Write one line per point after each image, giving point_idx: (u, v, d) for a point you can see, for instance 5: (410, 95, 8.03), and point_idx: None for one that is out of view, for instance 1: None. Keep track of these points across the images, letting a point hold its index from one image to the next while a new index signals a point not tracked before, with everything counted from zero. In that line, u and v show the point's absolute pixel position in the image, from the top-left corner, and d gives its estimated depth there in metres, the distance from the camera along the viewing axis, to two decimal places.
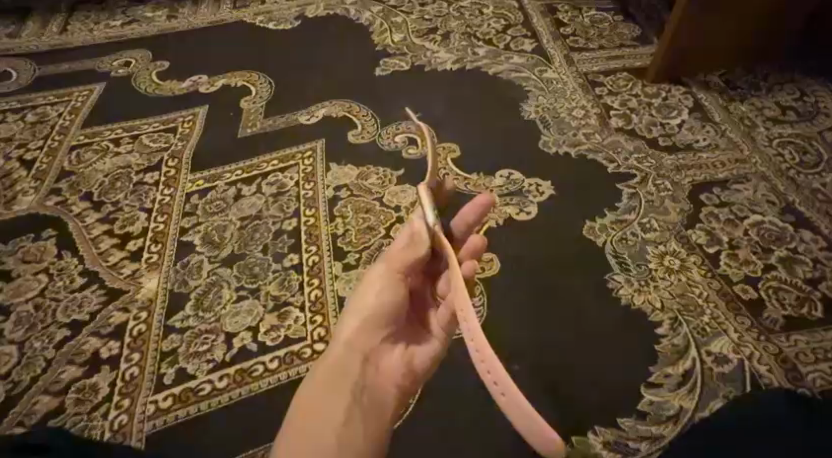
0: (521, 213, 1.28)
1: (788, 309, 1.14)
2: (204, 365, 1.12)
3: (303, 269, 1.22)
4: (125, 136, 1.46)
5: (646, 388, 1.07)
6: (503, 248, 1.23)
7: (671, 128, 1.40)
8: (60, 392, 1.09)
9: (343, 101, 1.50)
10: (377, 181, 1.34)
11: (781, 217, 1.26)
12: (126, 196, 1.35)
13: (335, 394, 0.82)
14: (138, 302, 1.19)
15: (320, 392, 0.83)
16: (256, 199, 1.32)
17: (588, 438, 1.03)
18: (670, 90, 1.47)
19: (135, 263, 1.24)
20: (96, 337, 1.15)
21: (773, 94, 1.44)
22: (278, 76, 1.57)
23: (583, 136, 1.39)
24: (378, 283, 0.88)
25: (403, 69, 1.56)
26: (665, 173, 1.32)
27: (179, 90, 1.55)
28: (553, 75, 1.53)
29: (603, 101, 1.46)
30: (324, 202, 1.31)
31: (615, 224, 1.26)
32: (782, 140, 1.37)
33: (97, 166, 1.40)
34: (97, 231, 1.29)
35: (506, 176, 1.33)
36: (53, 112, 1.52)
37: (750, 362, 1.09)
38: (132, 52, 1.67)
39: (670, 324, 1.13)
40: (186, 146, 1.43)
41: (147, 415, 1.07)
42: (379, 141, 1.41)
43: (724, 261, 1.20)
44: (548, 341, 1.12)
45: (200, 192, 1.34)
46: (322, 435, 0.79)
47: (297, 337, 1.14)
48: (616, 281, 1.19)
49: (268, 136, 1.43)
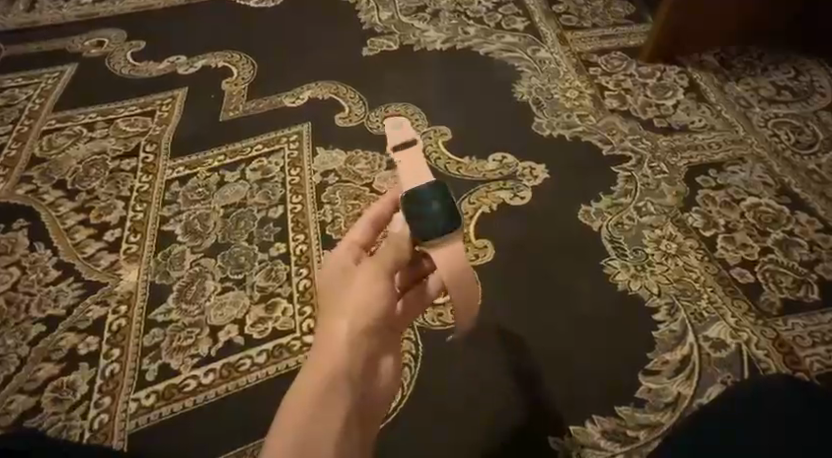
0: (515, 197, 1.24)
1: (786, 293, 1.12)
2: (188, 361, 1.07)
3: (291, 258, 1.17)
4: (99, 120, 1.39)
5: (643, 376, 1.05)
6: (497, 234, 1.20)
7: (665, 109, 1.36)
8: (36, 391, 1.04)
9: (330, 82, 1.44)
10: (367, 165, 1.29)
11: (778, 199, 1.23)
12: (101, 184, 1.28)
13: (333, 391, 0.80)
14: (118, 296, 1.14)
15: (319, 387, 0.80)
16: (240, 186, 1.27)
17: (587, 427, 1.00)
18: (665, 70, 1.43)
19: (114, 255, 1.19)
20: (74, 333, 1.10)
21: (768, 74, 1.42)
22: (261, 57, 1.51)
23: (577, 118, 1.36)
24: (374, 283, 0.89)
25: (391, 49, 1.51)
26: (660, 155, 1.29)
27: (156, 71, 1.48)
28: (546, 55, 1.49)
29: (597, 81, 1.42)
30: (311, 188, 1.26)
31: (611, 208, 1.23)
32: (778, 121, 1.34)
33: (70, 152, 1.34)
34: (72, 221, 1.23)
35: (499, 160, 1.30)
36: (22, 96, 1.45)
37: (748, 347, 1.07)
38: (104, 31, 1.59)
39: (667, 310, 1.11)
40: (164, 130, 1.36)
41: (129, 414, 1.02)
42: (367, 125, 1.36)
43: (721, 245, 1.18)
44: (546, 329, 1.09)
45: (181, 178, 1.29)
46: (322, 428, 0.77)
47: (285, 330, 1.10)
48: (612, 266, 1.16)
49: (252, 120, 1.37)
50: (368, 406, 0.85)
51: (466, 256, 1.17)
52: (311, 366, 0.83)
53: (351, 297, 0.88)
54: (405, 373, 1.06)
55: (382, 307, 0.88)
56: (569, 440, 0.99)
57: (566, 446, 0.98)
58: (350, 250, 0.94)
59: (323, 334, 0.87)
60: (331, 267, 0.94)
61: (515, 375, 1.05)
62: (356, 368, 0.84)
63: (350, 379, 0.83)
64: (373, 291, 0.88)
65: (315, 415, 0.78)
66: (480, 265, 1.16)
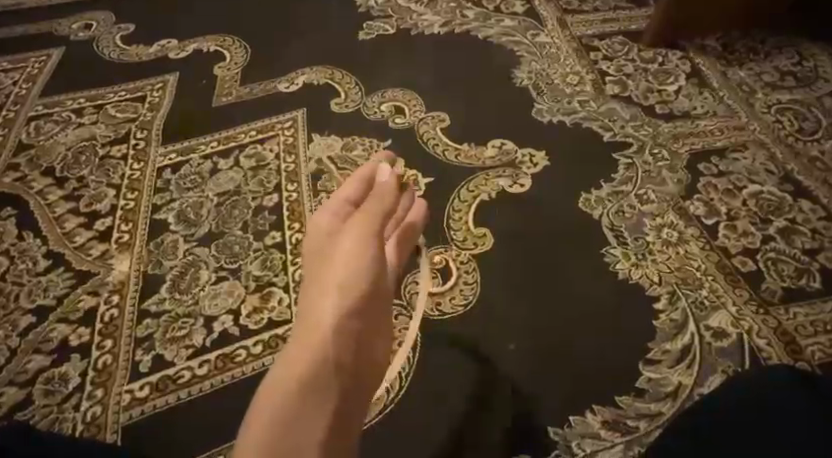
0: (514, 185, 1.22)
1: (787, 281, 1.10)
2: (182, 352, 1.05)
3: (286, 247, 1.15)
4: (88, 106, 1.36)
5: (643, 366, 1.03)
6: (496, 222, 1.18)
7: (668, 94, 1.34)
8: (27, 383, 1.02)
9: (325, 67, 1.41)
10: (363, 152, 1.27)
11: (780, 186, 1.20)
12: (91, 171, 1.25)
13: (319, 383, 0.73)
14: (110, 286, 1.12)
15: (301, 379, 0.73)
16: (234, 174, 1.24)
17: (586, 418, 0.99)
18: (667, 55, 1.41)
19: (105, 244, 1.16)
20: (65, 323, 1.07)
21: (771, 59, 1.39)
22: (254, 41, 1.47)
23: (578, 104, 1.33)
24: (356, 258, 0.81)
25: (387, 32, 1.48)
26: (662, 141, 1.27)
27: (146, 55, 1.45)
28: (546, 39, 1.46)
29: (598, 67, 1.39)
30: (306, 175, 1.24)
31: (612, 195, 1.20)
32: (781, 107, 1.31)
33: (58, 138, 1.30)
34: (61, 210, 1.20)
35: (498, 146, 1.27)
36: (8, 81, 1.41)
37: (749, 337, 1.05)
38: (93, 14, 1.55)
39: (669, 299, 1.09)
40: (156, 116, 1.33)
41: (123, 406, 1.00)
42: (363, 111, 1.33)
43: (722, 233, 1.15)
44: (547, 319, 1.08)
45: (173, 166, 1.26)
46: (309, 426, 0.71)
47: (281, 320, 1.08)
48: (613, 255, 1.14)
49: (245, 105, 1.34)
50: (359, 394, 0.77)
51: (465, 245, 1.15)
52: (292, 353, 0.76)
53: (332, 279, 0.80)
54: (402, 363, 1.04)
55: (365, 287, 0.80)
56: (568, 431, 0.97)
57: (566, 436, 0.97)
58: (336, 213, 0.87)
59: (303, 323, 0.79)
60: (310, 246, 0.87)
61: (515, 365, 1.04)
62: (340, 358, 0.76)
63: (331, 371, 0.74)
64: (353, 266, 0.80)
65: (297, 413, 0.71)
66: (479, 253, 1.14)
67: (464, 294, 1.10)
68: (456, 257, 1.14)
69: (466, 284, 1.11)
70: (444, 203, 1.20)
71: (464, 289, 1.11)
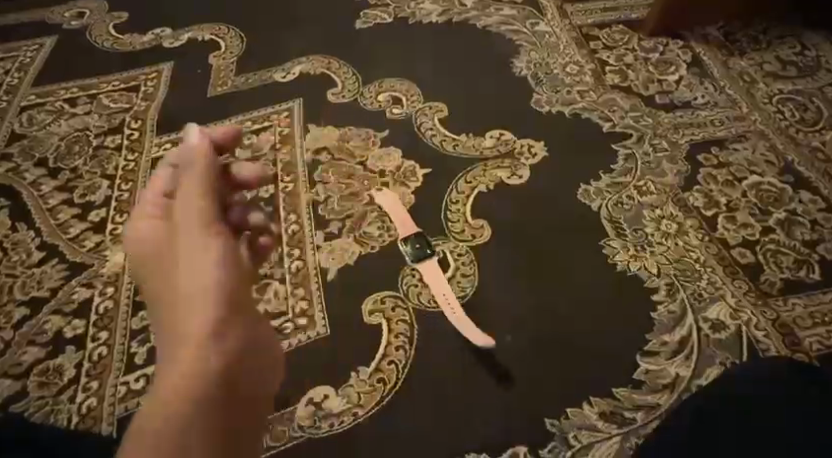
0: (513, 176, 1.21)
1: (787, 273, 1.09)
2: None
3: (282, 239, 1.14)
4: (82, 96, 1.34)
5: (642, 357, 1.02)
6: (495, 213, 1.17)
7: (668, 84, 1.33)
8: (21, 375, 1.01)
9: (322, 56, 1.40)
10: (360, 143, 1.26)
11: (780, 177, 1.19)
12: (85, 161, 1.24)
13: (200, 374, 0.72)
14: (104, 277, 1.11)
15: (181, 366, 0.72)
16: (229, 164, 1.23)
17: (583, 409, 0.97)
18: (667, 44, 1.39)
19: (99, 235, 1.15)
20: (59, 315, 1.07)
21: (773, 48, 1.37)
22: (250, 30, 1.46)
23: (577, 94, 1.32)
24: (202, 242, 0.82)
25: (385, 21, 1.46)
26: (662, 132, 1.26)
27: (140, 44, 1.43)
28: (546, 28, 1.44)
29: (597, 56, 1.38)
30: (302, 166, 1.23)
31: (611, 187, 1.19)
32: (782, 97, 1.29)
33: (51, 128, 1.29)
34: (55, 201, 1.19)
35: (496, 137, 1.26)
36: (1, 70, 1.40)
37: (748, 328, 1.03)
38: (86, 2, 1.53)
39: (667, 290, 1.08)
40: (150, 106, 1.32)
41: (118, 398, 1.00)
42: (360, 101, 1.32)
43: (722, 225, 1.14)
44: (545, 311, 1.07)
45: (167, 156, 1.25)
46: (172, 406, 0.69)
47: (277, 312, 1.07)
48: (612, 247, 1.13)
49: (240, 95, 1.33)
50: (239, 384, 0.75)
51: (463, 237, 1.14)
52: (171, 351, 0.75)
53: (182, 286, 0.80)
54: (400, 355, 1.02)
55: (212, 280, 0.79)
56: (565, 422, 0.96)
57: (563, 427, 0.95)
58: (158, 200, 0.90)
59: (176, 324, 0.77)
60: (136, 250, 0.87)
61: (512, 355, 1.02)
62: (223, 358, 0.75)
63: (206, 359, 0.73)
64: (200, 255, 0.81)
65: (178, 402, 0.69)
66: (477, 245, 1.13)
67: (462, 286, 1.09)
68: (454, 249, 1.13)
69: (465, 276, 1.10)
70: (442, 194, 1.19)
71: (462, 281, 1.10)
